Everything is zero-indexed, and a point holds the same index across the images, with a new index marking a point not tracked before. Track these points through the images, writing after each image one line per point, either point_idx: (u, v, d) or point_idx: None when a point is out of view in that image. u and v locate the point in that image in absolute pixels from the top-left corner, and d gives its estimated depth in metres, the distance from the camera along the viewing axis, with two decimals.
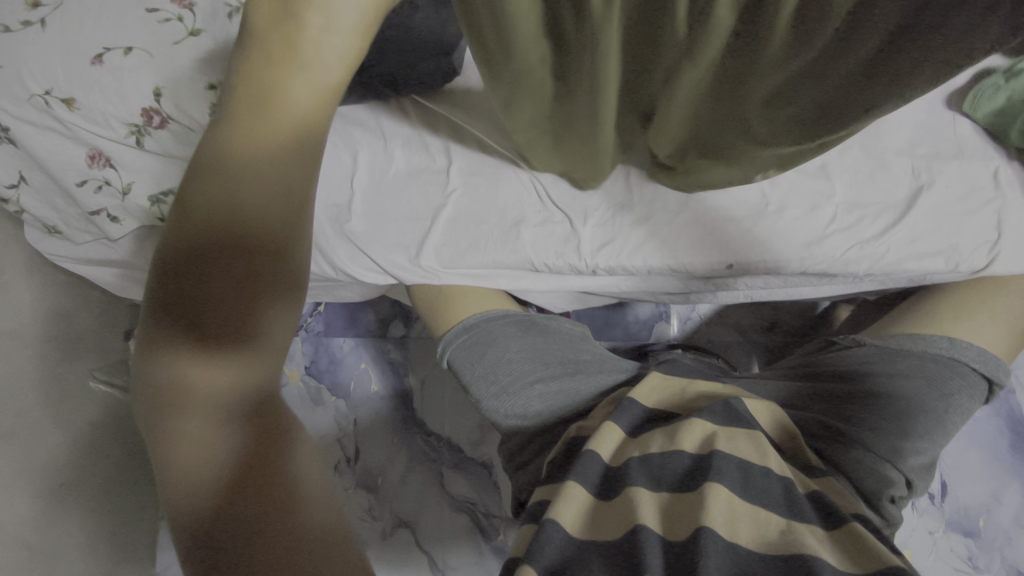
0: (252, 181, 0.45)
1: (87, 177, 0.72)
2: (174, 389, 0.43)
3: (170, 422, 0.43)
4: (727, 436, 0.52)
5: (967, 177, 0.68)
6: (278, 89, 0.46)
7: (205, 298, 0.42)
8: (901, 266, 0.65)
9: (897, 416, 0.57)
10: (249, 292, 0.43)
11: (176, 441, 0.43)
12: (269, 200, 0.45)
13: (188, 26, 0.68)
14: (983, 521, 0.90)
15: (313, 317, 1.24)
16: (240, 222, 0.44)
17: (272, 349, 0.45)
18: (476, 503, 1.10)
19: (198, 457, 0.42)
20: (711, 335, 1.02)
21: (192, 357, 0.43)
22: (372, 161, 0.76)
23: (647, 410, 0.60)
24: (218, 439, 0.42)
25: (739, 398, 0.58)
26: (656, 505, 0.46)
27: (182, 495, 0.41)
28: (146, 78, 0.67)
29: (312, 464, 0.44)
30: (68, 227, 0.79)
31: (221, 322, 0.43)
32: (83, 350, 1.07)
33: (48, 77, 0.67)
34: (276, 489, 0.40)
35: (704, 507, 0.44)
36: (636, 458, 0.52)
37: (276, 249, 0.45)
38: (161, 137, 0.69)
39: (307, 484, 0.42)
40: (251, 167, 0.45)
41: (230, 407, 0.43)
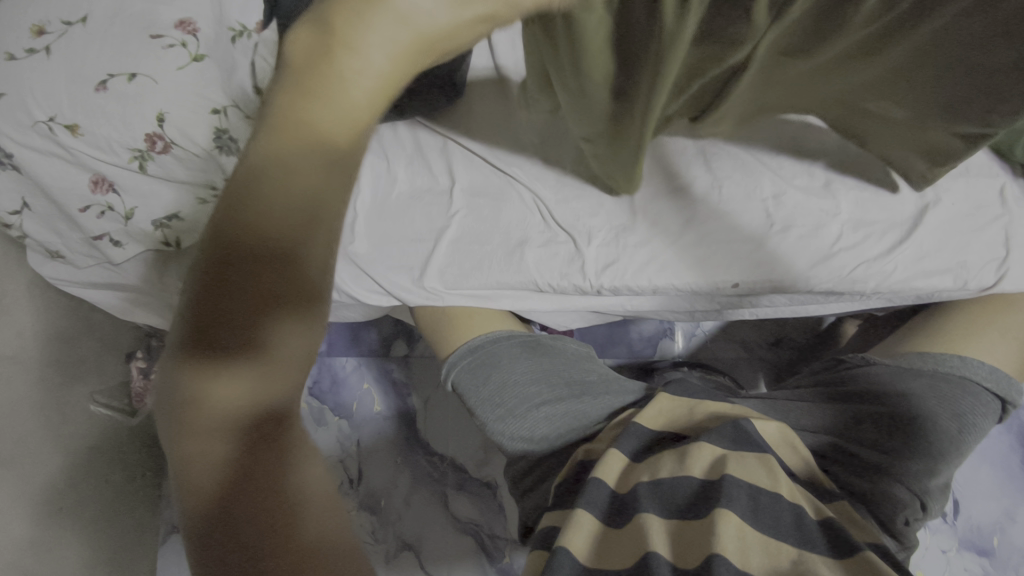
0: (272, 197, 0.32)
1: (89, 203, 0.72)
2: (191, 404, 0.35)
3: (188, 437, 0.36)
4: (736, 459, 0.51)
5: (973, 195, 0.68)
6: (312, 111, 0.31)
7: (213, 308, 0.33)
8: (910, 284, 0.64)
9: (911, 440, 0.56)
10: (257, 306, 0.32)
11: (193, 457, 0.36)
12: (281, 210, 0.32)
13: (191, 52, 0.70)
14: (998, 540, 0.88)
15: None
16: (246, 230, 0.32)
17: (283, 369, 0.35)
18: (481, 525, 1.08)
19: (217, 477, 0.36)
20: (716, 352, 1.02)
21: (199, 369, 0.35)
22: (374, 183, 0.76)
23: (652, 434, 0.60)
24: (236, 462, 0.36)
25: (748, 419, 0.57)
26: (666, 532, 0.46)
27: (195, 512, 0.36)
28: (149, 104, 0.67)
29: (321, 498, 0.38)
30: (70, 251, 0.79)
31: (234, 341, 0.33)
32: (83, 372, 1.10)
33: (52, 104, 0.67)
34: (294, 530, 0.35)
35: (714, 535, 0.43)
36: (644, 484, 0.51)
37: (287, 248, 0.32)
38: (164, 161, 0.69)
39: (325, 523, 0.37)
40: (277, 188, 0.31)
41: (248, 431, 0.36)
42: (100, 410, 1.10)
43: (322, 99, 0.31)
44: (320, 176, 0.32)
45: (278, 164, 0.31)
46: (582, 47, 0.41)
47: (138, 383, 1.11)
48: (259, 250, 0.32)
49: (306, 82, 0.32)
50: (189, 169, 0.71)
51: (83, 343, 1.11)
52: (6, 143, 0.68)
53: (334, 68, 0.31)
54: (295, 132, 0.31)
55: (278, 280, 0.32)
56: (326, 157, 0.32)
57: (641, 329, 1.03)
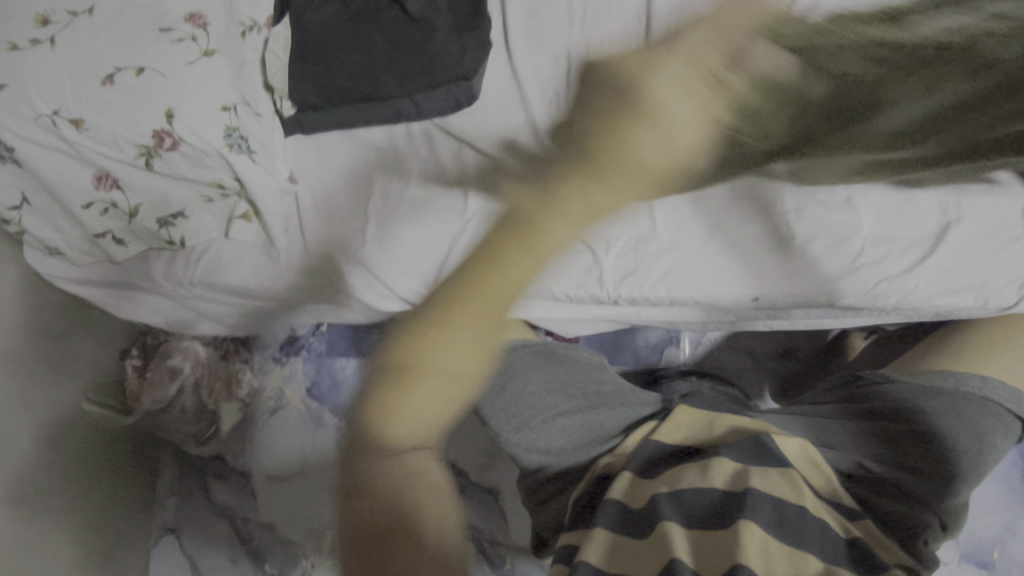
0: (501, 262, 0.37)
1: (92, 200, 0.70)
2: (370, 432, 0.40)
3: (354, 460, 0.40)
4: (759, 473, 0.51)
5: (996, 213, 0.64)
6: (560, 208, 0.35)
7: (433, 336, 0.37)
8: (929, 301, 0.65)
9: (933, 459, 0.56)
10: (418, 349, 0.38)
11: (353, 478, 0.40)
12: (454, 299, 0.37)
13: (201, 47, 0.68)
14: (998, 553, 0.89)
15: (314, 337, 1.23)
16: (489, 255, 0.37)
17: (449, 373, 0.38)
18: (482, 530, 1.08)
19: (382, 494, 0.39)
20: (722, 361, 1.01)
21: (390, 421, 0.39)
22: (387, 186, 0.74)
23: (670, 447, 0.59)
24: (382, 475, 0.39)
25: (768, 434, 0.56)
26: (688, 542, 0.45)
27: (341, 536, 0.40)
28: (158, 100, 0.65)
29: (440, 524, 0.41)
30: (70, 249, 0.76)
31: (426, 397, 0.38)
32: (77, 370, 1.07)
33: (56, 97, 0.64)
34: (415, 558, 0.37)
35: (739, 546, 0.43)
36: (665, 494, 0.51)
37: (495, 259, 0.37)
38: (171, 158, 0.68)
39: (440, 552, 0.39)
40: (502, 258, 0.37)
41: (395, 450, 0.39)
42: (93, 409, 1.07)
43: (550, 221, 0.35)
44: (508, 252, 0.36)
45: (519, 239, 0.36)
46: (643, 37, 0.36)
47: (133, 382, 1.10)
48: (500, 246, 0.37)
49: (600, 171, 0.34)
50: (196, 167, 0.69)
51: (78, 340, 1.09)
52: (6, 137, 0.66)
53: (610, 173, 0.34)
54: (557, 207, 0.35)
55: (465, 317, 0.37)
56: (503, 258, 0.36)
57: (649, 337, 1.02)
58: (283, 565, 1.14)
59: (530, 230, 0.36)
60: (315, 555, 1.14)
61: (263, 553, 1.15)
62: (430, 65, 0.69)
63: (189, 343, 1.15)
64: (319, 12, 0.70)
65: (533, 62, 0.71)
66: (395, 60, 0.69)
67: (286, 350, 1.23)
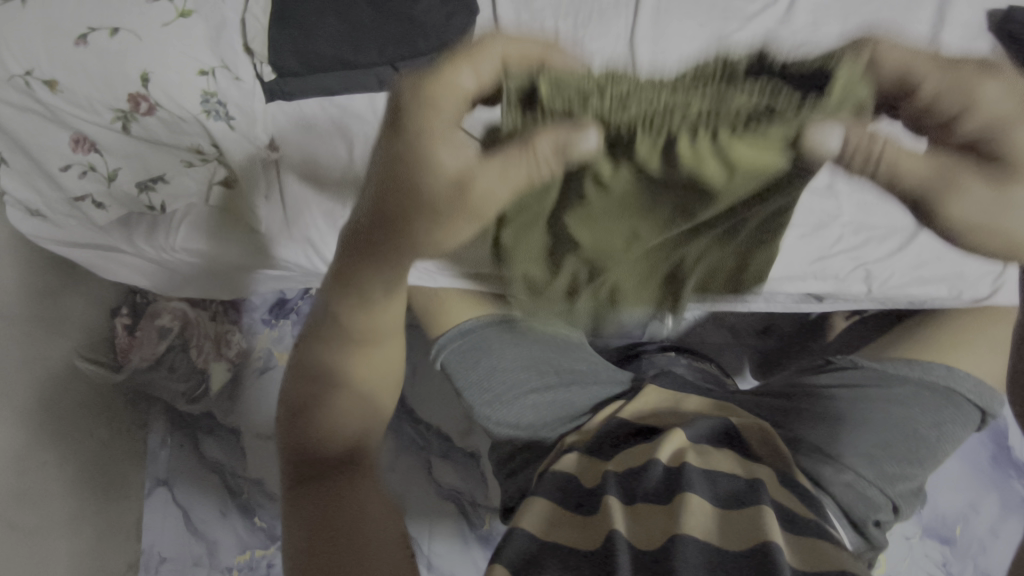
0: (360, 347, 0.54)
1: (71, 162, 0.70)
2: (316, 363, 0.54)
3: (323, 384, 0.52)
4: (697, 450, 0.53)
5: None
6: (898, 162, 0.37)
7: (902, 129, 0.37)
8: (904, 291, 0.63)
9: (872, 461, 0.55)
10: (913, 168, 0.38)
11: (339, 409, 0.52)
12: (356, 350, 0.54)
13: (178, 8, 0.66)
14: (961, 529, 0.88)
15: (303, 301, 1.22)
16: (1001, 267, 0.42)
17: (348, 316, 0.53)
18: (463, 493, 1.02)
19: (352, 414, 0.53)
20: (704, 336, 0.98)
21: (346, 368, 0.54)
22: (368, 154, 0.73)
23: (620, 423, 0.61)
24: (342, 407, 0.52)
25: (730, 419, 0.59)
26: (626, 510, 0.47)
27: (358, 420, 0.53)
28: (131, 63, 0.63)
29: (369, 496, 0.47)
30: (52, 212, 0.76)
31: (353, 424, 0.52)
32: (64, 327, 1.09)
33: (29, 58, 0.63)
34: (333, 474, 0.48)
35: (678, 515, 0.44)
36: (615, 473, 0.52)
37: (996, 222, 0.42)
38: (147, 122, 0.67)
39: (368, 509, 0.45)
40: (349, 355, 0.53)
41: (305, 370, 0.54)
42: (86, 365, 1.11)
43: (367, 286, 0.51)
44: (376, 348, 0.55)
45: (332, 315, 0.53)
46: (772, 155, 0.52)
47: (122, 340, 1.16)
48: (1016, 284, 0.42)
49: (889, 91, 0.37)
50: (174, 132, 0.68)
51: (69, 298, 1.10)
52: None
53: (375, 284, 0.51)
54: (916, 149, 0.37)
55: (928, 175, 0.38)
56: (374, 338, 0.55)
57: None
58: (272, 519, 1.16)
59: (349, 336, 0.53)
60: None
61: (252, 506, 1.17)
62: (412, 33, 0.70)
63: (177, 304, 1.17)
64: None
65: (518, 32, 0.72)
66: (376, 27, 0.70)
67: (274, 313, 1.22)
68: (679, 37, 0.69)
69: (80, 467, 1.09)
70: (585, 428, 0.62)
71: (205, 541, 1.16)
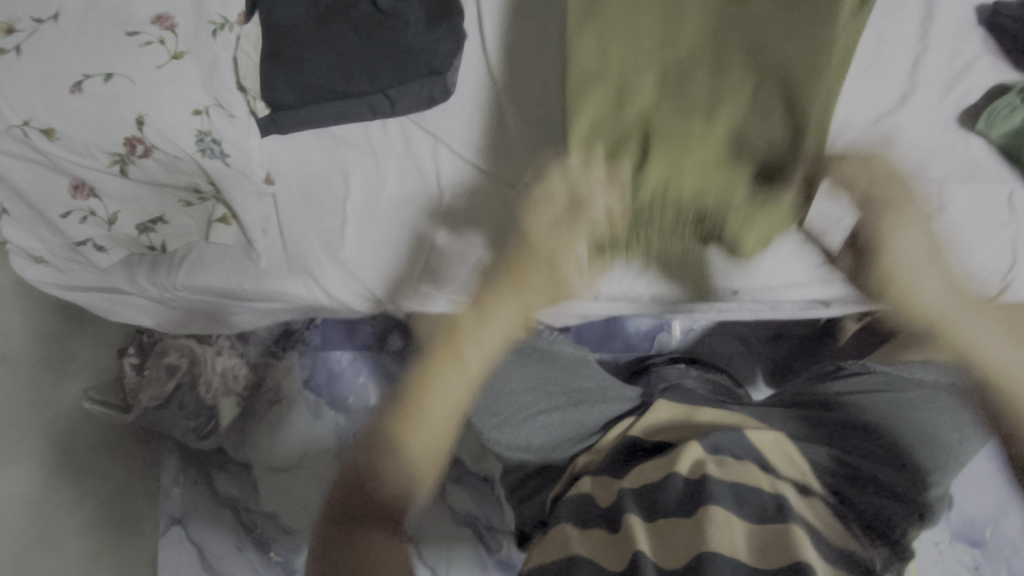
0: (422, 444, 0.49)
1: (70, 209, 0.71)
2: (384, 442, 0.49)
3: (380, 478, 0.48)
4: (715, 462, 0.52)
5: (982, 201, 0.61)
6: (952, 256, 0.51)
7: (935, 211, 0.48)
8: None
9: (891, 473, 0.54)
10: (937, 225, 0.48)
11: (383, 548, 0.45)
12: (427, 463, 0.49)
13: (170, 49, 0.67)
14: (990, 532, 0.85)
15: (311, 331, 1.22)
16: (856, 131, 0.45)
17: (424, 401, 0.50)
18: (479, 517, 1.01)
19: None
20: (714, 346, 0.95)
21: (396, 426, 0.49)
22: (364, 185, 0.74)
23: (630, 437, 0.60)
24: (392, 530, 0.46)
25: (742, 430, 0.57)
26: (649, 531, 0.46)
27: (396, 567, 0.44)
28: (126, 107, 0.64)
29: None
30: (55, 258, 0.77)
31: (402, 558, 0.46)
32: (74, 370, 1.10)
33: (26, 107, 0.64)
34: None
35: (704, 533, 0.44)
36: (631, 489, 0.52)
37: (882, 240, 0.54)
38: (145, 165, 0.68)
39: None
40: (422, 444, 0.49)
41: (369, 453, 0.49)
42: (95, 407, 1.10)
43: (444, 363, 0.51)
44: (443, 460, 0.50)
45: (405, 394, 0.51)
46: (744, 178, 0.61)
47: (131, 380, 1.12)
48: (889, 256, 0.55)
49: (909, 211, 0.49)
50: (169, 172, 0.69)
51: (76, 340, 1.11)
52: None
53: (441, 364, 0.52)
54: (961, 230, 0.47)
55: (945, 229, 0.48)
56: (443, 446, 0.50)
57: (641, 323, 0.97)
58: (288, 552, 1.14)
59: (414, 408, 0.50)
60: None
61: (267, 540, 1.15)
62: (402, 59, 0.69)
63: (184, 341, 1.15)
64: (289, 9, 0.70)
65: (508, 54, 0.72)
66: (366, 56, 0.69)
67: (281, 344, 1.23)
68: None
69: (95, 509, 1.09)
70: (596, 448, 0.61)
71: None
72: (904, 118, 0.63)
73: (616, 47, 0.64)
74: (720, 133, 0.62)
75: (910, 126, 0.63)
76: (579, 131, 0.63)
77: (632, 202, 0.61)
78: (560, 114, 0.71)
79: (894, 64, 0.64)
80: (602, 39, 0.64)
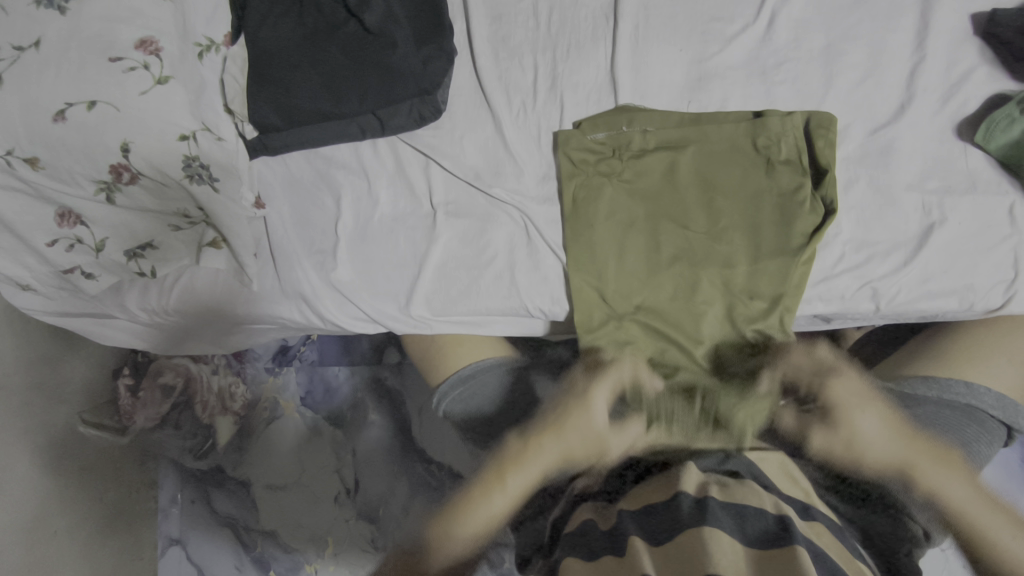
0: (471, 523, 0.52)
1: (57, 237, 0.70)
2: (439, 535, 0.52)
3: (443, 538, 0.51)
4: (719, 485, 0.50)
5: (980, 214, 0.60)
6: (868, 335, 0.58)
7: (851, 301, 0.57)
8: (914, 306, 0.60)
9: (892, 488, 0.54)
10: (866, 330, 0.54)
11: None
12: (489, 525, 0.53)
13: (154, 74, 0.64)
14: None
15: (306, 346, 1.22)
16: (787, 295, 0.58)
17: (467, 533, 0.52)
18: None
19: None
20: None
21: (449, 525, 0.53)
22: (355, 206, 0.73)
23: (631, 456, 0.59)
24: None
25: (743, 451, 0.55)
26: (653, 554, 0.44)
27: None
28: (111, 133, 0.63)
29: None
30: (42, 285, 0.76)
31: None
32: (68, 393, 1.08)
33: (9, 137, 0.63)
34: None
35: (707, 550, 0.42)
36: (631, 512, 0.50)
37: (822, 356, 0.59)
38: (132, 191, 0.67)
39: None
40: (477, 530, 0.52)
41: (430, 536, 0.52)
42: (89, 431, 1.09)
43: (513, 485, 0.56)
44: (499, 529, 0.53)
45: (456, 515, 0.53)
46: (759, 271, 0.61)
47: (125, 401, 1.11)
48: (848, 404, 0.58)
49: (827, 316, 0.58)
50: (157, 198, 0.69)
51: (69, 363, 1.09)
52: None
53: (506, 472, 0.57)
54: None
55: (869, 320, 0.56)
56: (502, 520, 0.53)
57: None
58: (288, 571, 1.13)
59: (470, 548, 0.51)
60: (319, 561, 1.12)
61: (267, 558, 1.14)
62: (391, 79, 0.67)
63: (180, 361, 1.13)
64: (276, 29, 0.69)
65: (498, 70, 0.71)
66: (355, 76, 0.68)
67: (278, 360, 1.22)
68: (661, 64, 0.68)
69: (93, 532, 1.08)
70: None
71: None
72: (900, 131, 0.62)
73: (610, 187, 0.65)
74: (723, 236, 0.62)
75: (907, 138, 0.62)
76: (642, 293, 0.64)
77: (641, 310, 0.64)
78: (554, 129, 0.69)
79: (889, 76, 0.63)
80: (600, 173, 0.65)
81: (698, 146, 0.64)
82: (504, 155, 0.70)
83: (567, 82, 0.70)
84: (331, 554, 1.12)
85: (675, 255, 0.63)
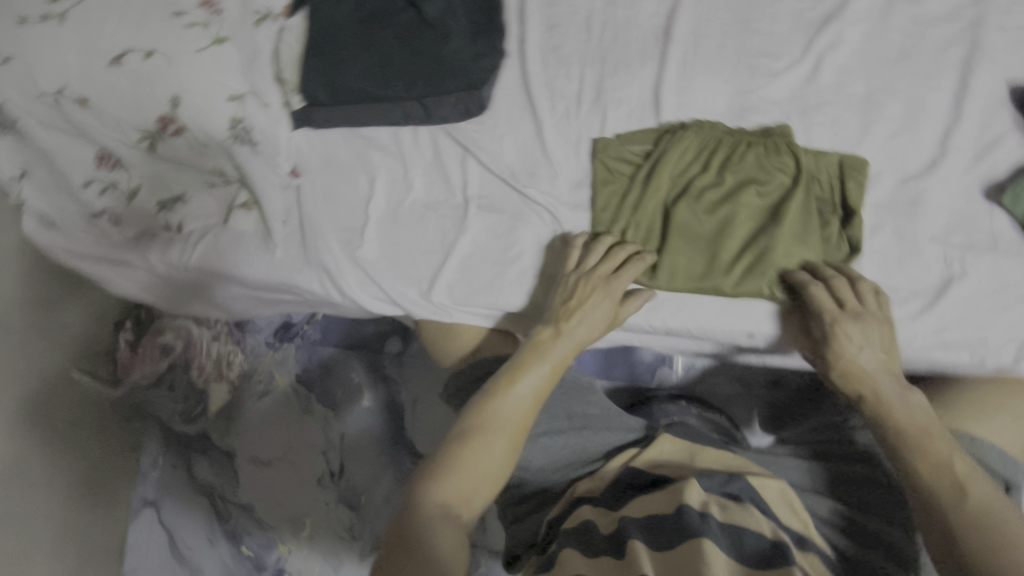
0: (477, 458, 0.54)
1: (92, 178, 0.72)
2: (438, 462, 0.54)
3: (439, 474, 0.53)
4: (719, 505, 0.51)
5: (1001, 272, 0.61)
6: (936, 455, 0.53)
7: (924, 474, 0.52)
8: (926, 354, 0.62)
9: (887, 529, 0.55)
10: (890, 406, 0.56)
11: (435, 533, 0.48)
12: (490, 464, 0.54)
13: (213, 33, 0.66)
14: None
15: (310, 325, 1.22)
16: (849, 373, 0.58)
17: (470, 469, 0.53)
18: None
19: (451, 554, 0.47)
20: (712, 386, 0.95)
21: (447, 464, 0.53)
22: (389, 188, 0.74)
23: (631, 469, 0.59)
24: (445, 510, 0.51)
25: (745, 476, 0.56)
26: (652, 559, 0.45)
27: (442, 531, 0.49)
28: (163, 85, 0.64)
29: None
30: (67, 225, 0.76)
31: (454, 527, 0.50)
32: (68, 341, 1.08)
33: (62, 76, 0.64)
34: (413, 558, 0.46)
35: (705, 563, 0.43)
36: (634, 520, 0.50)
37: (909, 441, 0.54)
38: (174, 144, 0.68)
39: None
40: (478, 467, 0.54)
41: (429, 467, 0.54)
42: (83, 377, 1.09)
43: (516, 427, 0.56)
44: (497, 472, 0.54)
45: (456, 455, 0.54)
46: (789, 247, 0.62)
47: (123, 355, 1.13)
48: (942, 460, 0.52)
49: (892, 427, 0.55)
50: (197, 154, 0.69)
51: (73, 312, 1.09)
52: (11, 108, 0.67)
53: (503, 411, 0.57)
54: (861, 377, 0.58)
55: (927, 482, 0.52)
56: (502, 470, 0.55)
57: (644, 354, 0.97)
58: (260, 547, 1.12)
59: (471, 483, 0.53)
60: (293, 541, 1.12)
61: (239, 533, 1.13)
62: (442, 72, 0.69)
63: (181, 322, 1.13)
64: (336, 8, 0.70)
65: (546, 76, 0.73)
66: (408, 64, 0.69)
67: (279, 335, 1.22)
68: (706, 91, 0.70)
69: (71, 483, 1.07)
70: (600, 475, 0.60)
71: (189, 569, 1.13)
72: (930, 184, 0.64)
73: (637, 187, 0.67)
74: (749, 222, 0.64)
75: (936, 192, 0.64)
76: (684, 278, 0.64)
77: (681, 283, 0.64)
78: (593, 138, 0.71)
79: (925, 131, 0.65)
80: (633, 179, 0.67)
81: (727, 149, 0.66)
82: (541, 158, 0.71)
83: (612, 96, 0.71)
84: (307, 536, 1.12)
85: (713, 234, 0.64)
